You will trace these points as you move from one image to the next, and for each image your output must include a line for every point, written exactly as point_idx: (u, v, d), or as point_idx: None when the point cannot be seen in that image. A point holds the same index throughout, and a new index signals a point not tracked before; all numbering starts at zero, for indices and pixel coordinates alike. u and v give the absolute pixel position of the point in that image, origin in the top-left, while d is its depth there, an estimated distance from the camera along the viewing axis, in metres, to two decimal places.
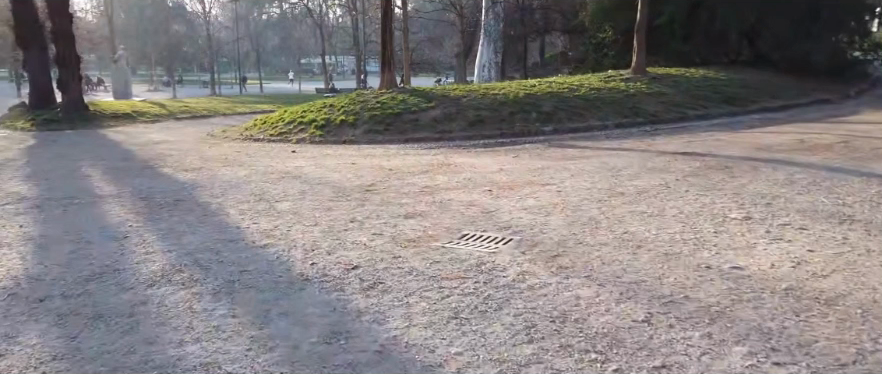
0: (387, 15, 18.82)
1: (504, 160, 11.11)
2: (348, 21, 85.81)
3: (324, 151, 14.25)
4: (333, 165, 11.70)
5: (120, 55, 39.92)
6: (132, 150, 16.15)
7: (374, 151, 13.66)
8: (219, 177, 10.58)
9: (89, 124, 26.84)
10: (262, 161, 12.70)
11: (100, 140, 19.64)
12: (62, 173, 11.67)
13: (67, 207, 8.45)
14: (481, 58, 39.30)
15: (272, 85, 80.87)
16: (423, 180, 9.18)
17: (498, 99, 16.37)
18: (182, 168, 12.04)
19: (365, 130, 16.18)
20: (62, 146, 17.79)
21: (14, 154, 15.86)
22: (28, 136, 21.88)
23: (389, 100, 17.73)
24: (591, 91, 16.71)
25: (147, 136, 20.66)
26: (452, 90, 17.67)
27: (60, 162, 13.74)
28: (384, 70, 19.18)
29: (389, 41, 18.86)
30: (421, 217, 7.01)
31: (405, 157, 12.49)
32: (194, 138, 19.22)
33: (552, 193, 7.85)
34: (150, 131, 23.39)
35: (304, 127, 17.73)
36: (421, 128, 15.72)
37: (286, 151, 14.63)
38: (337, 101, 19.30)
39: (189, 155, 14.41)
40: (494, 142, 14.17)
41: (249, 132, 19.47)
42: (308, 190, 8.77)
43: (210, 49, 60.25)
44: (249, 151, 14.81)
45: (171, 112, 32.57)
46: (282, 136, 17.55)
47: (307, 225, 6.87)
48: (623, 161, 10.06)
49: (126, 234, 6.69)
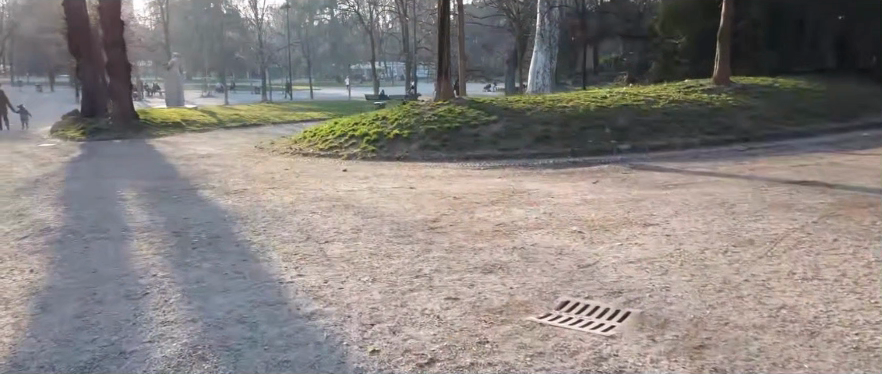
0: (445, 21, 17.53)
1: (584, 187, 9.67)
2: (399, 28, 85.26)
3: (377, 170, 13.04)
4: (389, 189, 10.46)
5: (173, 62, 39.74)
6: (177, 165, 15.25)
7: (432, 172, 12.41)
8: (262, 203, 9.44)
9: (138, 133, 26.35)
10: (311, 183, 11.54)
11: (146, 152, 18.91)
12: (96, 197, 10.77)
13: (89, 243, 7.39)
14: (536, 64, 37.74)
15: (322, 91, 80.74)
16: (495, 215, 7.82)
17: (568, 113, 14.91)
18: (224, 191, 10.94)
19: (421, 146, 14.93)
20: (105, 160, 17.08)
21: (56, 169, 15.13)
22: (76, 147, 21.36)
23: (447, 112, 16.42)
24: (671, 104, 15.09)
25: (192, 148, 19.85)
26: (515, 102, 16.27)
27: (98, 181, 12.90)
28: (441, 81, 17.89)
29: (446, 49, 17.57)
30: (503, 272, 5.64)
31: (467, 180, 11.18)
32: (240, 152, 18.28)
33: (661, 239, 6.36)
34: (198, 142, 22.65)
35: (355, 141, 16.56)
36: (482, 144, 14.39)
37: (337, 169, 13.47)
38: (390, 112, 18.09)
39: (235, 173, 13.38)
40: (566, 162, 12.71)
41: (297, 145, 18.43)
42: (361, 227, 7.50)
43: (262, 55, 60.20)
44: (296, 169, 13.74)
45: (220, 121, 32.00)
46: (332, 151, 16.42)
47: (363, 280, 5.55)
48: (731, 192, 8.52)
49: (144, 288, 5.51)
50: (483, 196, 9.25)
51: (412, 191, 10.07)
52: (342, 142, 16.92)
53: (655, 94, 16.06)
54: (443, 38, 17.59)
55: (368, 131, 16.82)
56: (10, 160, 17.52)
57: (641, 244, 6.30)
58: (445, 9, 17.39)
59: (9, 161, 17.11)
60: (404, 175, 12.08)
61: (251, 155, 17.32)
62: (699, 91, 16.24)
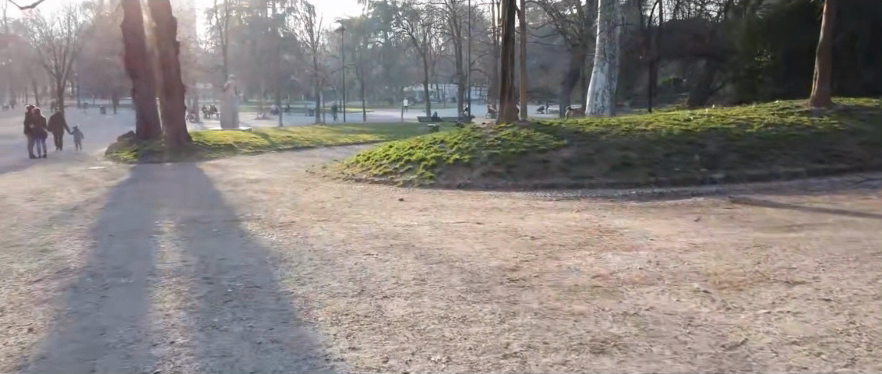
0: (509, 37, 16.26)
1: (687, 226, 8.15)
2: (452, 50, 84.92)
3: (437, 200, 11.76)
4: (454, 224, 9.14)
5: (229, 83, 39.71)
6: (222, 192, 14.32)
7: (499, 203, 11.07)
8: (310, 240, 8.25)
9: (190, 156, 25.92)
10: (365, 215, 10.34)
11: (192, 177, 18.12)
12: (130, 229, 9.81)
13: (107, 290, 6.26)
14: (595, 85, 36.13)
15: (375, 113, 80.66)
16: (590, 264, 6.38)
17: (649, 137, 13.37)
18: (268, 224, 9.82)
19: (484, 173, 13.60)
20: (151, 185, 16.33)
21: (99, 194, 14.43)
22: (125, 170, 20.85)
23: (511, 135, 15.06)
24: (767, 128, 13.41)
25: (241, 172, 19.06)
26: (587, 125, 14.82)
27: (137, 209, 12.02)
28: (504, 102, 16.58)
29: (510, 67, 16.27)
30: (622, 354, 4.21)
31: (541, 213, 9.81)
32: (290, 177, 17.31)
33: (826, 309, 4.82)
34: (248, 166, 21.92)
35: (412, 167, 15.35)
36: (551, 170, 12.99)
37: (393, 199, 12.27)
38: (449, 135, 16.85)
39: (282, 202, 12.32)
40: (652, 194, 11.18)
41: (350, 170, 17.36)
42: (425, 276, 6.18)
43: (317, 77, 60.30)
44: (348, 198, 12.60)
45: (273, 143, 31.44)
46: (386, 177, 15.24)
47: (436, 361, 4.21)
48: (878, 238, 6.93)
49: (156, 366, 4.30)
50: (568, 235, 7.82)
51: (481, 228, 8.73)
52: (398, 166, 15.74)
53: (746, 116, 14.36)
54: (506, 55, 16.32)
55: (425, 155, 15.60)
56: (57, 184, 17.02)
57: (797, 314, 4.78)
58: (509, 25, 16.14)
59: (55, 186, 16.57)
60: (468, 206, 10.78)
61: (301, 181, 16.32)
62: (797, 113, 14.47)
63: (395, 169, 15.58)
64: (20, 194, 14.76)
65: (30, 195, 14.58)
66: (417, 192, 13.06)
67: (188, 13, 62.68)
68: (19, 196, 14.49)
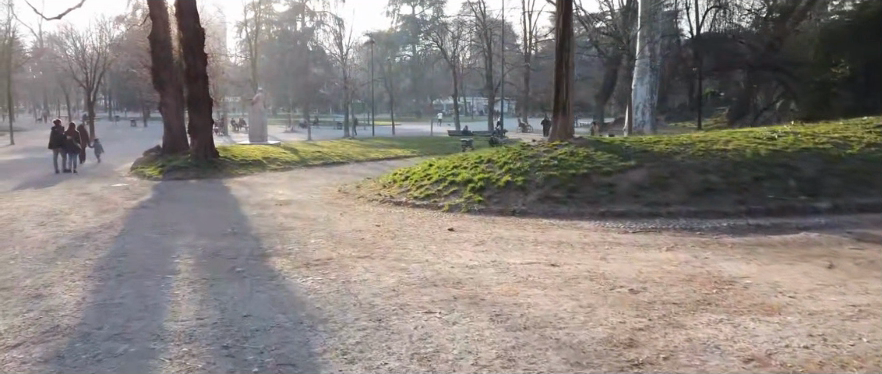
0: (564, 48, 14.81)
1: (824, 277, 6.50)
2: (482, 63, 83.68)
3: (493, 231, 10.24)
4: (522, 265, 7.58)
5: (258, 96, 38.82)
6: (248, 217, 12.99)
7: (566, 235, 9.53)
8: (352, 287, 6.77)
9: (217, 173, 24.83)
10: (412, 251, 8.88)
11: (217, 197, 16.88)
12: (143, 265, 8.50)
13: (99, 364, 4.85)
14: (637, 98, 34.39)
15: (404, 127, 79.69)
16: (730, 338, 4.79)
17: (732, 158, 11.72)
18: (301, 261, 8.37)
19: (541, 197, 12.03)
20: (173, 206, 15.13)
21: (116, 218, 13.23)
22: (148, 188, 19.72)
23: (569, 155, 13.46)
24: (869, 150, 11.74)
25: (269, 192, 17.82)
26: (655, 143, 13.21)
27: (155, 238, 10.74)
28: (557, 118, 15.05)
29: (565, 80, 14.80)
30: None
31: (623, 252, 8.20)
32: (322, 199, 15.98)
33: None
34: (276, 184, 20.69)
35: (457, 188, 13.86)
36: (619, 195, 11.41)
37: (441, 229, 10.78)
38: (496, 153, 15.35)
39: (314, 232, 10.92)
40: (747, 227, 9.52)
41: (387, 191, 15.95)
42: (512, 353, 4.64)
43: (346, 90, 59.47)
44: (390, 226, 11.20)
45: (302, 158, 30.30)
46: (428, 200, 13.77)
47: None
48: None
49: None
50: (676, 287, 6.22)
51: (559, 271, 7.17)
52: (441, 188, 14.26)
53: (840, 135, 12.67)
54: (561, 68, 14.88)
55: (471, 175, 14.12)
56: (74, 204, 15.93)
57: None
58: (564, 34, 14.69)
59: (73, 206, 15.45)
60: (531, 240, 9.29)
61: (334, 204, 14.93)
62: None
63: (438, 191, 14.12)
64: (32, 216, 13.65)
65: (42, 217, 13.44)
66: (467, 220, 11.57)
67: (217, 26, 62.49)
68: (30, 218, 13.36)
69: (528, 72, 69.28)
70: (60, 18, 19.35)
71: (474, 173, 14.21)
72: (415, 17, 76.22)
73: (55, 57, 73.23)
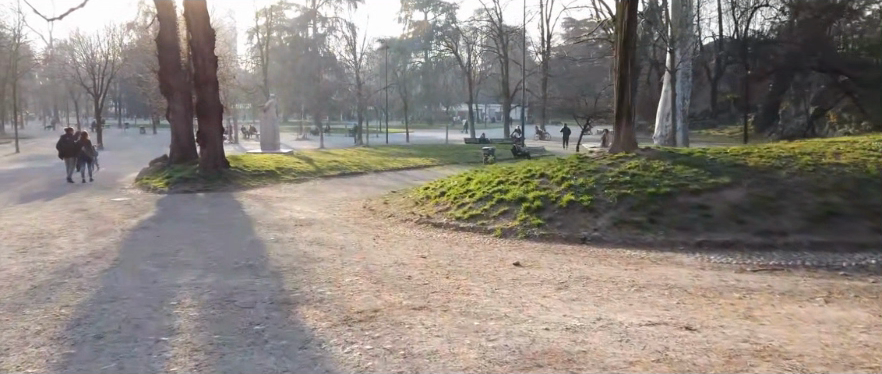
0: (628, 43, 12.87)
1: None
2: (496, 68, 81.86)
3: (571, 266, 8.19)
4: (643, 328, 5.52)
5: (271, 102, 36.97)
6: (263, 241, 11.07)
7: (670, 277, 7.48)
8: (420, 368, 4.82)
9: (227, 184, 23.00)
10: (478, 299, 6.88)
11: (226, 215, 14.94)
12: (130, 319, 6.53)
13: None
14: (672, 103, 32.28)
15: (418, 134, 77.73)
16: None
17: (853, 181, 9.79)
18: (336, 315, 6.38)
19: (618, 221, 10.01)
20: (176, 227, 13.21)
21: (109, 243, 11.34)
22: (152, 203, 17.86)
23: (641, 167, 11.42)
24: None
25: (286, 210, 15.92)
26: (746, 155, 11.20)
27: (152, 273, 8.81)
28: (619, 125, 12.97)
29: (629, 82, 12.82)
30: None
31: (774, 306, 6.16)
32: (346, 219, 13.99)
33: None
34: (292, 199, 18.86)
35: (506, 207, 11.84)
36: (716, 220, 9.43)
37: (502, 261, 8.75)
38: (546, 166, 13.30)
39: (345, 265, 8.90)
40: None
41: (421, 209, 13.94)
42: None
43: (361, 96, 57.74)
44: (439, 257, 9.17)
45: (319, 168, 28.46)
46: (474, 222, 11.73)
47: None
48: None
49: None
50: None
51: (704, 341, 5.14)
52: (487, 206, 12.23)
53: None
54: (624, 67, 12.93)
55: (523, 192, 12.10)
56: (67, 224, 14.10)
57: None
58: (628, 30, 12.77)
59: (64, 227, 13.59)
60: (628, 283, 7.21)
61: (362, 226, 12.93)
62: None
63: (485, 210, 12.10)
64: (14, 241, 11.76)
65: (25, 243, 11.55)
66: (531, 250, 9.52)
67: (227, 32, 60.94)
68: (10, 243, 11.47)
69: (545, 78, 67.22)
70: (60, 19, 17.11)
71: (525, 190, 12.16)
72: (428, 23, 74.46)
73: (63, 63, 71.95)
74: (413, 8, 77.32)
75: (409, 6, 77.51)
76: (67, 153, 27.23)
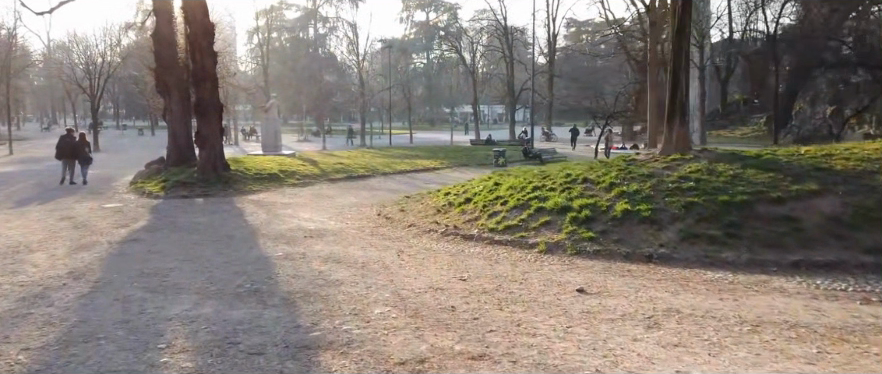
0: (682, 32, 11.47)
1: None
2: (500, 68, 80.30)
3: (650, 294, 6.70)
4: None
5: (272, 102, 35.46)
6: (269, 258, 9.57)
7: (784, 310, 5.97)
8: None
9: (228, 188, 21.53)
10: (550, 343, 5.35)
11: (225, 225, 13.46)
12: (105, 372, 5.05)
13: None
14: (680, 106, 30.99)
15: (421, 135, 76.20)
16: None
17: None
18: (373, 369, 4.90)
19: (689, 237, 8.52)
20: (169, 240, 11.75)
21: (92, 260, 9.86)
22: (145, 211, 16.40)
23: (706, 172, 9.94)
24: None
25: (292, 218, 14.44)
26: (827, 159, 9.76)
27: (139, 300, 7.34)
28: (672, 124, 11.51)
29: (683, 76, 11.38)
30: None
31: None
32: (360, 230, 12.46)
33: None
34: (297, 205, 17.39)
35: (548, 217, 10.31)
36: (810, 235, 7.98)
37: (561, 285, 7.23)
38: (588, 170, 11.81)
39: (370, 290, 7.39)
40: None
41: (447, 219, 12.41)
42: None
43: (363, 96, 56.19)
44: (481, 281, 7.64)
45: (323, 171, 26.97)
46: (511, 234, 10.23)
47: None
48: None
49: None
50: None
51: None
52: (523, 216, 10.71)
53: None
54: (678, 59, 11.52)
55: (566, 200, 10.59)
56: (48, 235, 12.63)
57: None
58: (683, 16, 11.36)
59: (45, 239, 12.11)
60: (734, 320, 5.72)
61: (380, 238, 11.39)
62: None
63: (523, 221, 10.58)
64: None
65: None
66: (590, 271, 7.99)
67: (226, 31, 59.43)
68: None
69: (552, 78, 65.76)
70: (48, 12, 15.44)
71: (567, 198, 10.65)
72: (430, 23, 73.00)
73: (60, 63, 70.49)
74: (414, 8, 75.78)
75: (411, 6, 75.93)
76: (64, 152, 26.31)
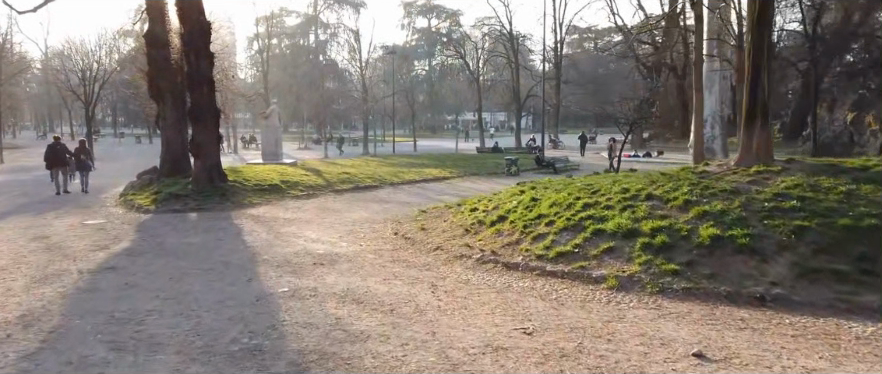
0: (764, 20, 9.58)
1: None
2: (505, 75, 78.78)
3: (802, 365, 4.85)
4: None
5: (272, 109, 33.68)
6: (271, 296, 7.76)
7: None
8: None
9: (226, 200, 19.76)
10: None
11: (219, 247, 11.61)
12: None
13: None
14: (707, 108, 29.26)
15: (425, 143, 74.58)
16: None
17: None
18: None
19: (808, 275, 6.75)
20: (152, 267, 9.92)
21: (55, 297, 8.06)
22: (129, 228, 14.61)
23: (807, 190, 8.15)
24: None
25: (296, 238, 12.65)
26: None
27: (101, 363, 5.52)
28: (752, 129, 9.71)
29: (767, 74, 9.56)
30: None
31: None
32: (377, 255, 10.60)
33: None
34: (302, 222, 15.59)
35: (612, 242, 8.47)
36: None
37: (669, 345, 5.36)
38: (650, 183, 10.00)
39: (408, 351, 5.52)
40: None
41: (480, 242, 10.58)
42: None
43: (366, 103, 54.57)
44: (553, 336, 5.74)
45: (328, 182, 25.13)
46: (568, 264, 8.38)
47: None
48: None
49: None
50: None
51: None
52: (579, 239, 8.86)
53: None
54: (759, 52, 9.68)
55: (632, 221, 8.75)
56: (13, 260, 10.84)
57: None
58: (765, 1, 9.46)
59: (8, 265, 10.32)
60: None
61: (404, 267, 9.53)
62: None
63: (579, 247, 8.73)
64: None
65: None
66: (692, 320, 6.13)
67: (224, 38, 57.85)
68: None
69: (559, 84, 64.21)
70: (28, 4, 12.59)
71: (632, 218, 8.82)
72: (432, 30, 71.47)
73: (55, 70, 68.87)
74: (417, 14, 74.21)
75: (413, 12, 74.34)
76: (54, 162, 25.79)
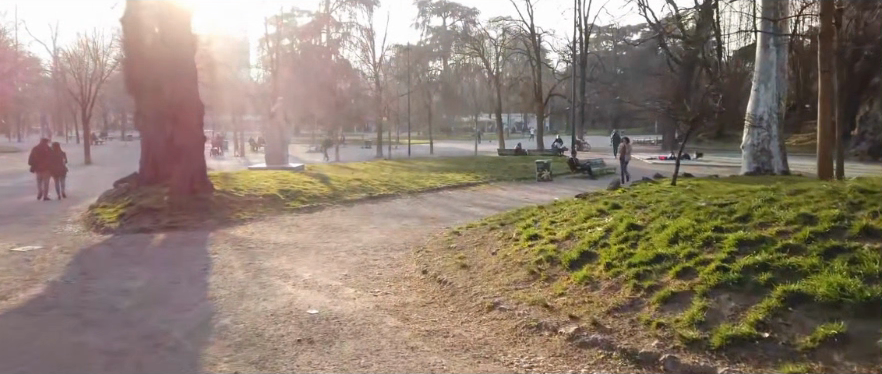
0: None
1: None
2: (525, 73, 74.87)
3: None
4: None
5: (278, 106, 30.02)
6: None
7: None
8: None
9: (209, 216, 16.05)
10: None
11: (164, 302, 7.83)
12: None
13: None
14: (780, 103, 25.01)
15: (442, 145, 70.73)
16: None
17: None
18: None
19: None
20: (34, 346, 6.16)
21: None
22: (63, 260, 10.81)
23: None
24: None
25: (285, 280, 8.83)
26: None
27: None
28: None
29: None
30: None
31: None
32: (400, 320, 6.74)
33: None
34: (298, 249, 11.77)
35: (838, 324, 4.70)
36: None
37: None
38: (848, 206, 6.34)
39: None
40: None
41: (564, 296, 6.71)
42: None
43: (380, 103, 50.88)
44: None
45: (338, 190, 21.43)
46: (763, 363, 4.64)
47: None
48: None
49: None
50: None
51: None
52: (760, 311, 5.07)
53: None
54: None
55: (861, 280, 5.01)
56: None
57: None
58: None
59: None
60: None
61: (446, 351, 5.71)
62: None
63: (766, 326, 4.93)
64: None
65: None
66: None
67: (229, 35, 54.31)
68: None
69: (585, 83, 60.15)
70: None
71: (857, 276, 5.07)
72: (447, 28, 67.69)
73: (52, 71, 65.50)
74: (431, 13, 70.55)
75: (427, 10, 70.75)
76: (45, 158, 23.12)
